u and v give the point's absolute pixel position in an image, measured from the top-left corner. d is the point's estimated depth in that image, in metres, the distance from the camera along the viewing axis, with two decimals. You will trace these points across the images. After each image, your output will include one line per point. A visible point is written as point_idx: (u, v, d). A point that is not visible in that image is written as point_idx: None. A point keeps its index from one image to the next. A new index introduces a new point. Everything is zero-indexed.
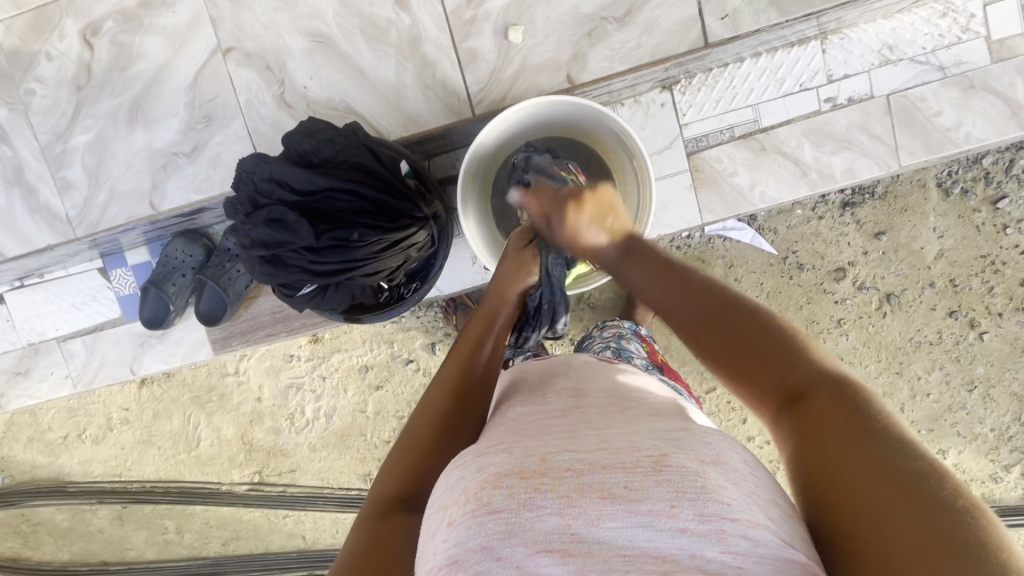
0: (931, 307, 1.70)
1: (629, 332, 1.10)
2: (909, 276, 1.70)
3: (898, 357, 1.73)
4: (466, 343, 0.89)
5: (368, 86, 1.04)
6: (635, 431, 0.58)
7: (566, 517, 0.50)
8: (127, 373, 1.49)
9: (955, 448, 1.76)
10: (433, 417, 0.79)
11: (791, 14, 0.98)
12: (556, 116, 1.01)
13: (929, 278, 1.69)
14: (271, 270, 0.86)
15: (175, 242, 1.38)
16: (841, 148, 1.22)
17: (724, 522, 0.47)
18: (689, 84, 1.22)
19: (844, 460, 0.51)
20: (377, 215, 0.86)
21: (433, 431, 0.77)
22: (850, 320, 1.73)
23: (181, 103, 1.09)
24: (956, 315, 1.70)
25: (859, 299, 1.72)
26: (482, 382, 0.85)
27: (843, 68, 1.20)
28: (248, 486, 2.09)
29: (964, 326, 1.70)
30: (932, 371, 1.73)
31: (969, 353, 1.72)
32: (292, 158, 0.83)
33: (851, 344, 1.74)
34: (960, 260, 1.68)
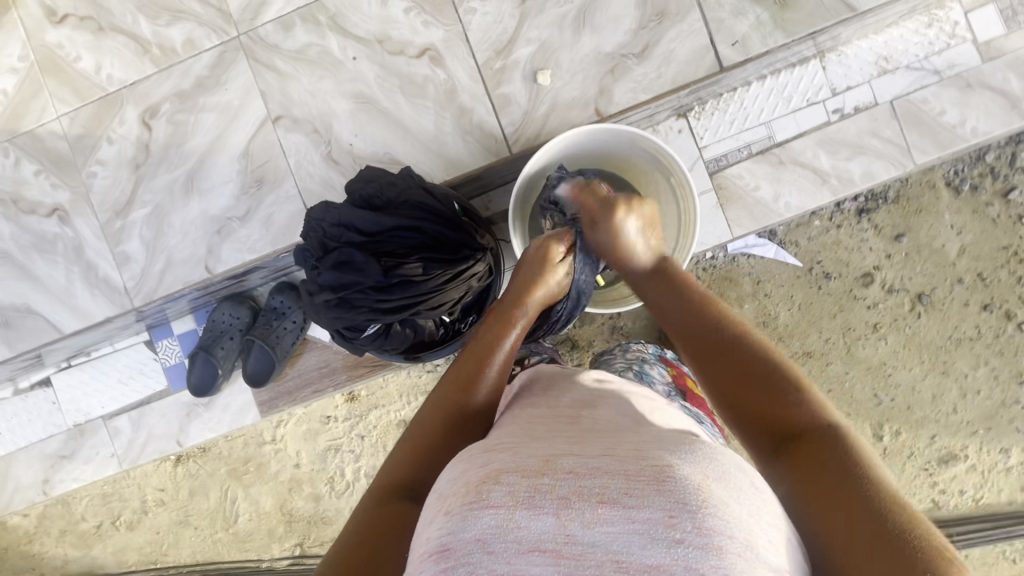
0: (964, 302, 1.71)
1: (652, 357, 1.06)
2: (936, 275, 1.72)
3: (941, 357, 1.73)
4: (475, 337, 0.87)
5: (410, 138, 1.12)
6: (645, 442, 0.58)
7: (562, 517, 0.49)
8: (174, 445, 1.48)
9: (1018, 444, 1.72)
10: (434, 419, 0.76)
11: (794, 34, 1.06)
12: (591, 144, 1.08)
13: (956, 274, 1.71)
14: (339, 314, 0.90)
15: (222, 306, 1.40)
16: (856, 153, 1.28)
17: (721, 538, 0.47)
18: (703, 109, 1.30)
19: (844, 506, 0.55)
20: (439, 249, 0.89)
21: (439, 423, 0.75)
22: (886, 324, 1.74)
23: (234, 171, 1.15)
24: (990, 308, 1.71)
25: (891, 302, 1.73)
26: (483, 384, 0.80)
27: (845, 81, 1.28)
28: (289, 560, 2.01)
29: (1001, 318, 1.71)
30: (978, 367, 1.72)
31: (1011, 346, 1.71)
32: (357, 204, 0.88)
33: (892, 348, 1.73)
34: (983, 253, 1.71)
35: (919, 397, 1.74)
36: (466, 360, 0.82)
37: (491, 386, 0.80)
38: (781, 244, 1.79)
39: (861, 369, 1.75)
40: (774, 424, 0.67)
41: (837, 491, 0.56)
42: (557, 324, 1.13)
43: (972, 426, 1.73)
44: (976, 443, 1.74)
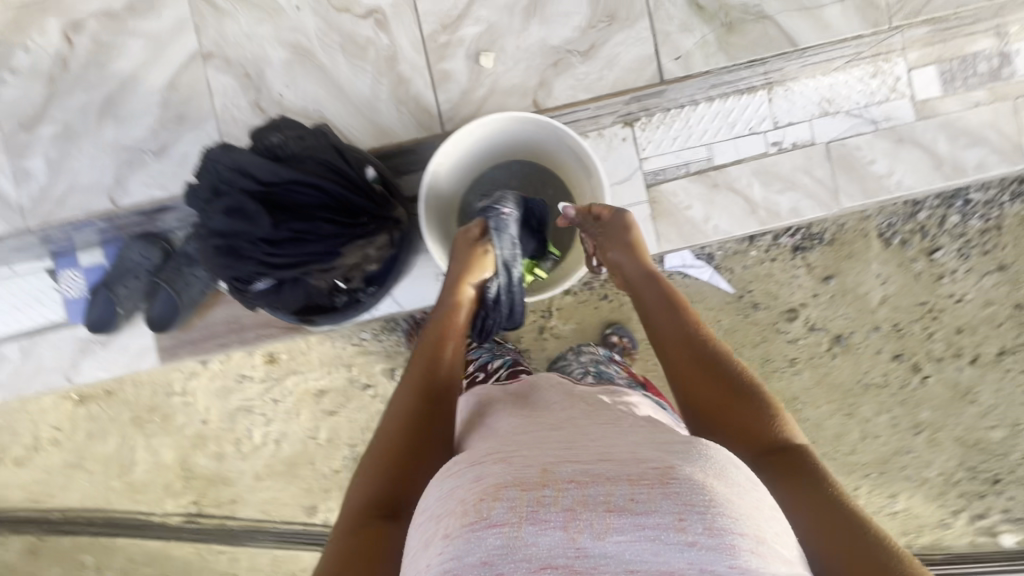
0: (877, 350, 1.78)
1: (605, 358, 1.15)
2: (856, 320, 1.78)
3: (848, 399, 1.80)
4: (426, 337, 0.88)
5: (343, 98, 1.09)
6: (635, 443, 0.60)
7: (570, 530, 0.50)
8: (63, 381, 1.41)
9: (905, 491, 1.81)
10: (400, 421, 0.77)
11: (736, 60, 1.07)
12: (520, 135, 1.08)
13: (874, 322, 1.78)
14: (226, 262, 0.87)
15: (133, 244, 1.33)
16: (786, 188, 1.31)
17: (731, 535, 0.50)
18: (649, 121, 1.31)
19: (834, 521, 0.61)
20: (338, 212, 0.87)
21: (405, 432, 0.76)
22: (803, 360, 1.79)
23: (154, 102, 1.10)
24: (900, 359, 1.78)
25: (810, 339, 1.79)
26: (447, 380, 0.83)
27: (787, 116, 1.31)
28: (183, 517, 1.95)
29: (908, 369, 1.78)
30: (880, 414, 1.79)
31: (913, 397, 1.78)
32: (259, 152, 0.85)
33: (804, 384, 1.80)
34: (901, 305, 1.78)
35: (822, 435, 1.81)
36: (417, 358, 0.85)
37: (451, 369, 0.84)
38: (717, 268, 1.82)
39: None
40: (749, 442, 0.73)
41: (807, 511, 0.63)
42: (501, 317, 1.09)
43: (865, 468, 1.81)
44: (866, 484, 1.82)
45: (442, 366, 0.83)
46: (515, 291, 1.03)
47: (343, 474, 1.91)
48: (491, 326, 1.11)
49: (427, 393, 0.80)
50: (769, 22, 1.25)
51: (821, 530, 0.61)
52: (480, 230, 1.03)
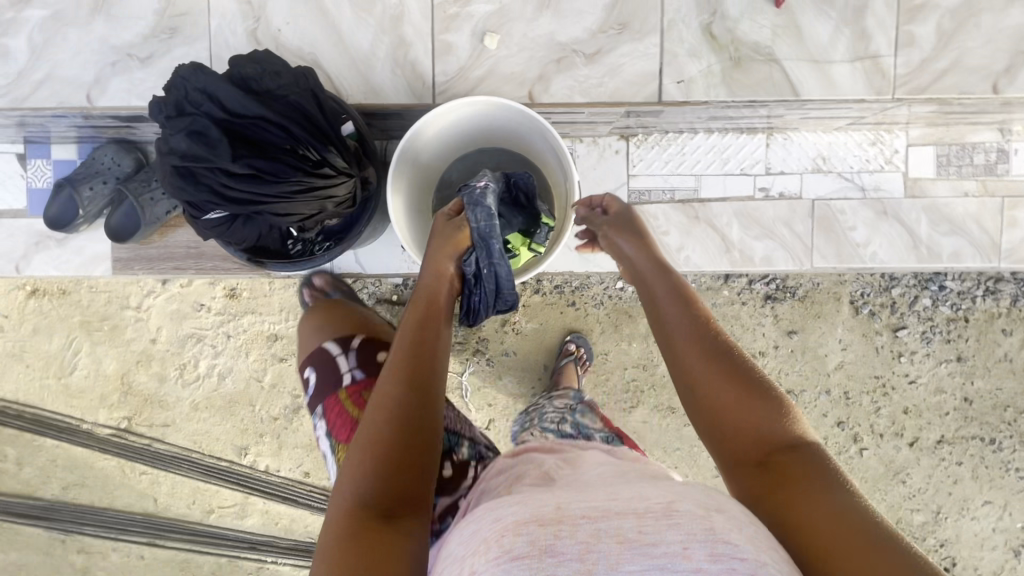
0: (822, 413, 1.81)
1: (581, 406, 1.14)
2: (809, 379, 1.81)
3: None
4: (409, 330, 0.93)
5: (340, 47, 1.06)
6: (641, 489, 0.66)
7: (586, 562, 0.56)
8: (10, 270, 1.39)
9: None
10: (389, 415, 0.83)
11: (736, 96, 1.06)
12: (508, 122, 1.08)
13: (827, 385, 1.80)
14: (181, 184, 0.86)
15: (106, 147, 1.32)
16: (763, 235, 1.32)
17: (733, 560, 0.55)
18: (645, 139, 1.31)
19: (820, 513, 0.69)
20: (303, 158, 0.86)
21: (393, 426, 0.82)
22: None
23: (149, 9, 1.07)
24: (842, 426, 1.81)
25: None
26: (433, 372, 0.90)
27: (781, 164, 1.31)
28: (112, 431, 1.94)
29: (848, 438, 1.80)
30: None
31: (847, 465, 1.81)
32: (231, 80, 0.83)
33: None
34: (856, 374, 1.80)
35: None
36: (399, 343, 0.92)
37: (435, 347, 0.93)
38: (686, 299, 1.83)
39: None
40: (761, 445, 0.81)
41: (803, 502, 0.71)
42: (489, 289, 1.13)
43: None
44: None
45: (425, 355, 0.91)
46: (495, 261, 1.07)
47: (279, 423, 1.90)
48: (480, 299, 1.15)
49: (415, 386, 0.87)
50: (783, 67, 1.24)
51: (804, 519, 0.70)
52: (456, 206, 1.07)
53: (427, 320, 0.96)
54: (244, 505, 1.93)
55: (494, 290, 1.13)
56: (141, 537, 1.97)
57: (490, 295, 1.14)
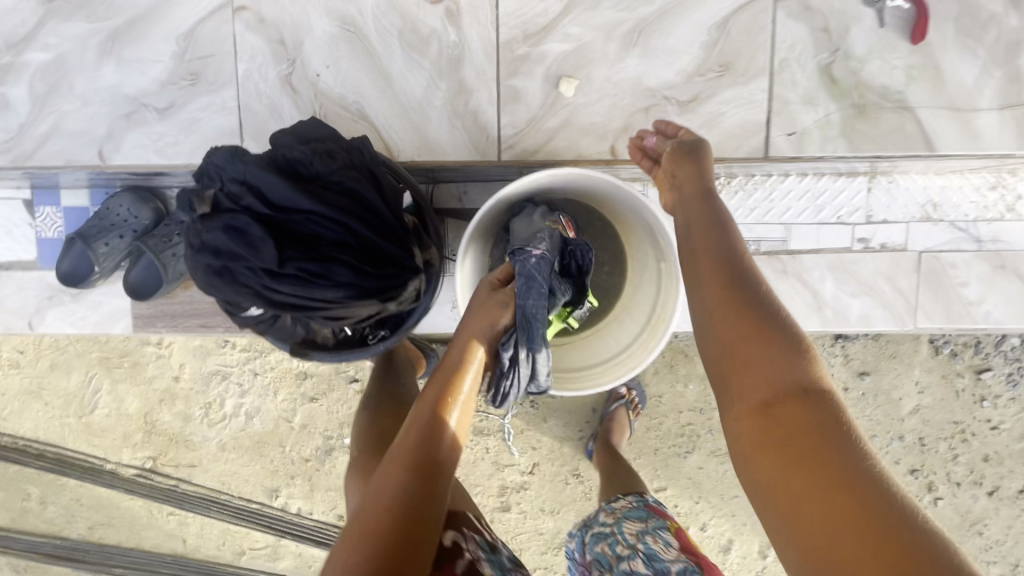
0: (887, 459, 1.64)
1: (645, 535, 1.02)
2: (881, 426, 1.67)
3: None
4: (426, 404, 0.81)
5: (390, 94, 1.02)
6: None
7: None
8: (23, 327, 1.27)
9: None
10: (389, 507, 0.72)
11: (858, 152, 1.06)
12: (596, 190, 0.93)
13: (899, 432, 1.66)
14: (215, 284, 0.72)
15: (121, 196, 1.16)
16: (862, 291, 1.16)
17: None
18: (727, 183, 1.13)
19: (824, 480, 0.59)
20: (362, 254, 0.72)
21: (392, 508, 0.72)
22: None
23: (168, 51, 1.02)
24: (908, 473, 1.65)
25: None
26: (444, 456, 0.78)
27: (884, 212, 1.14)
28: (136, 471, 1.84)
29: (922, 486, 1.67)
30: None
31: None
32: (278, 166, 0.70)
33: None
34: (933, 420, 1.65)
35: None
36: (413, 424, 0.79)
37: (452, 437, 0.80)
38: None
39: None
40: (770, 390, 0.67)
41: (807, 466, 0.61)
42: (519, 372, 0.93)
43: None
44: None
45: (441, 441, 0.78)
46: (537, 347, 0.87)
47: (311, 465, 1.80)
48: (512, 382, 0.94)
49: (421, 469, 0.75)
50: (904, 112, 1.06)
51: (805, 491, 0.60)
52: (504, 273, 0.91)
53: (448, 397, 0.81)
54: (276, 547, 1.85)
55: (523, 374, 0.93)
56: None
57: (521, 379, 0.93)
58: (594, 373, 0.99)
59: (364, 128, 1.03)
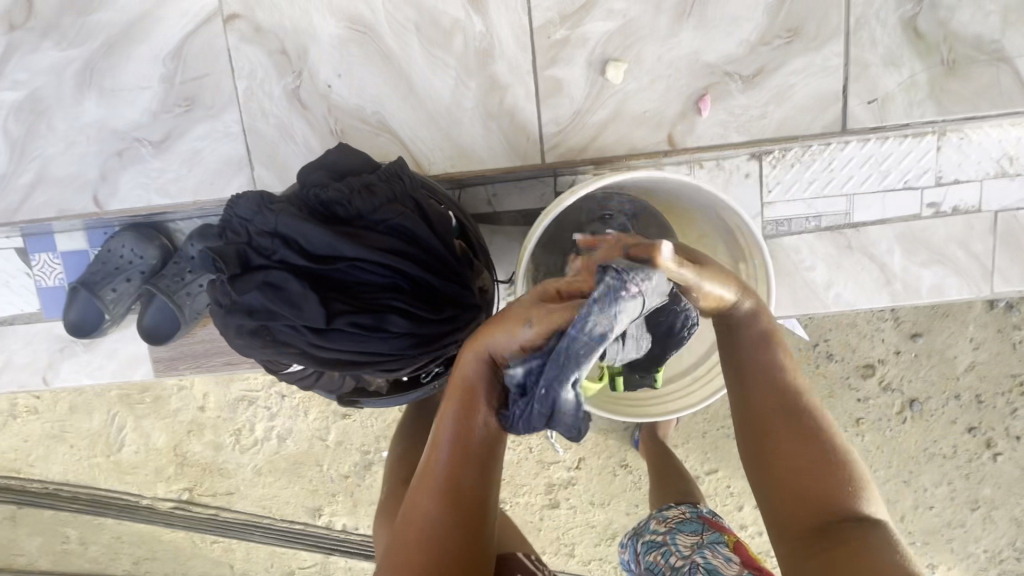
0: (952, 420, 1.43)
1: (701, 541, 0.93)
2: (937, 385, 1.42)
3: (908, 466, 1.47)
4: (446, 419, 0.62)
5: (412, 101, 0.97)
6: None
7: None
8: (38, 382, 1.18)
9: (946, 564, 1.52)
10: (422, 535, 0.59)
11: (949, 114, 1.01)
12: (669, 189, 0.85)
13: (956, 389, 1.42)
14: (251, 344, 0.63)
15: (121, 236, 1.05)
16: (933, 261, 1.08)
17: None
18: (783, 157, 1.04)
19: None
20: (417, 297, 0.63)
21: (430, 539, 0.59)
22: (869, 422, 1.45)
23: (155, 75, 0.98)
24: (974, 432, 1.44)
25: (881, 400, 1.43)
26: (481, 474, 0.62)
27: (955, 172, 1.04)
28: (173, 503, 1.78)
29: (980, 444, 1.44)
30: (939, 484, 1.47)
31: (978, 475, 1.46)
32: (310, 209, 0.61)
33: (864, 447, 1.46)
34: (989, 375, 1.41)
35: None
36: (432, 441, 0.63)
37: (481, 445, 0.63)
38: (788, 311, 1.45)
39: None
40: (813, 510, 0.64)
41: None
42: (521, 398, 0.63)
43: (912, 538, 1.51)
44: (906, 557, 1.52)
45: (474, 457, 0.62)
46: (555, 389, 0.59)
47: (351, 481, 1.71)
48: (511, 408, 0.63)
49: (456, 493, 0.61)
50: (1000, 63, 1.00)
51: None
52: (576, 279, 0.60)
53: (470, 403, 0.62)
54: (325, 563, 1.80)
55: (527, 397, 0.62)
56: None
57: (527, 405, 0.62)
58: (675, 395, 0.92)
59: (387, 140, 0.99)
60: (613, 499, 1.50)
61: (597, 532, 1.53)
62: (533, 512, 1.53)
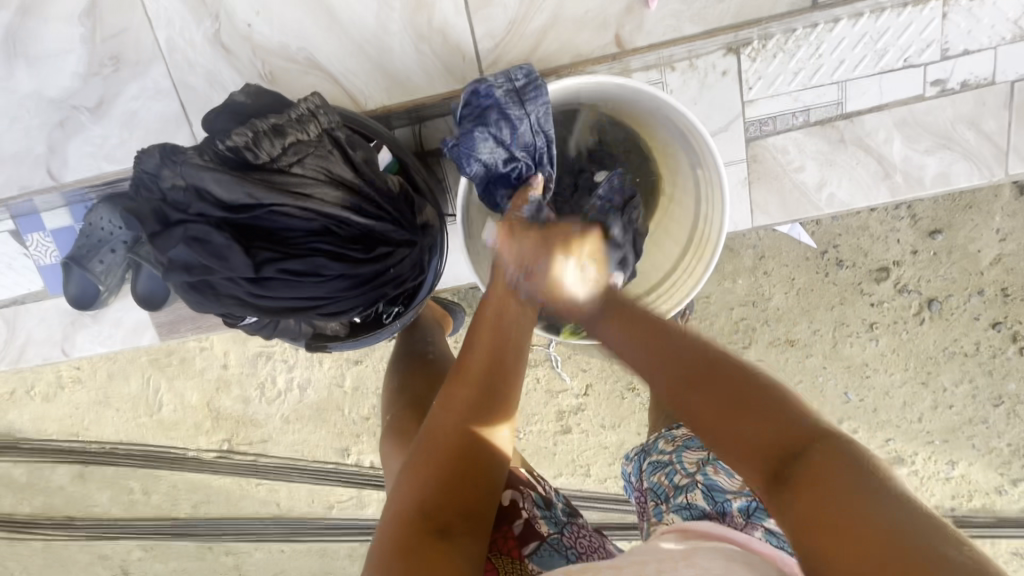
0: (973, 317, 1.31)
1: (714, 454, 0.87)
2: (958, 282, 1.29)
3: (927, 367, 1.36)
4: (485, 330, 0.71)
5: (336, 31, 0.94)
6: None
7: None
8: (58, 354, 1.24)
9: (966, 460, 1.42)
10: (458, 417, 0.66)
11: None
12: (615, 97, 0.83)
13: (979, 286, 1.29)
14: (197, 300, 0.68)
15: (99, 208, 1.04)
16: (939, 145, 0.98)
17: None
18: (762, 48, 0.94)
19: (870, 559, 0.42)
20: (341, 238, 0.68)
21: (461, 434, 0.65)
22: (884, 325, 1.34)
23: (77, 37, 0.97)
24: (999, 327, 1.32)
25: (896, 303, 1.32)
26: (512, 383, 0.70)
27: (963, 42, 0.93)
28: (217, 453, 1.80)
29: (1006, 339, 1.32)
30: (961, 384, 1.37)
31: (1002, 370, 1.35)
32: (228, 162, 0.65)
33: (880, 351, 1.36)
34: (1019, 267, 1.28)
35: (887, 404, 1.40)
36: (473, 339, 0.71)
37: (515, 348, 0.71)
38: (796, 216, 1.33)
39: (838, 367, 1.38)
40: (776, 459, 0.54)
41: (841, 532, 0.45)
42: (516, 108, 0.81)
43: (928, 436, 1.41)
44: (923, 455, 1.42)
45: (505, 363, 0.70)
46: (515, 115, 0.81)
47: (373, 421, 1.71)
48: (480, 86, 0.83)
49: (487, 392, 0.68)
50: None
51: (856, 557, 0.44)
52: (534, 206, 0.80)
53: (506, 315, 0.72)
54: (361, 496, 1.78)
55: (530, 96, 0.81)
56: (275, 540, 1.86)
57: (504, 89, 0.82)
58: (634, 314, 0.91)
59: (318, 78, 0.96)
60: (623, 421, 1.50)
61: (609, 453, 1.53)
62: (547, 439, 1.54)
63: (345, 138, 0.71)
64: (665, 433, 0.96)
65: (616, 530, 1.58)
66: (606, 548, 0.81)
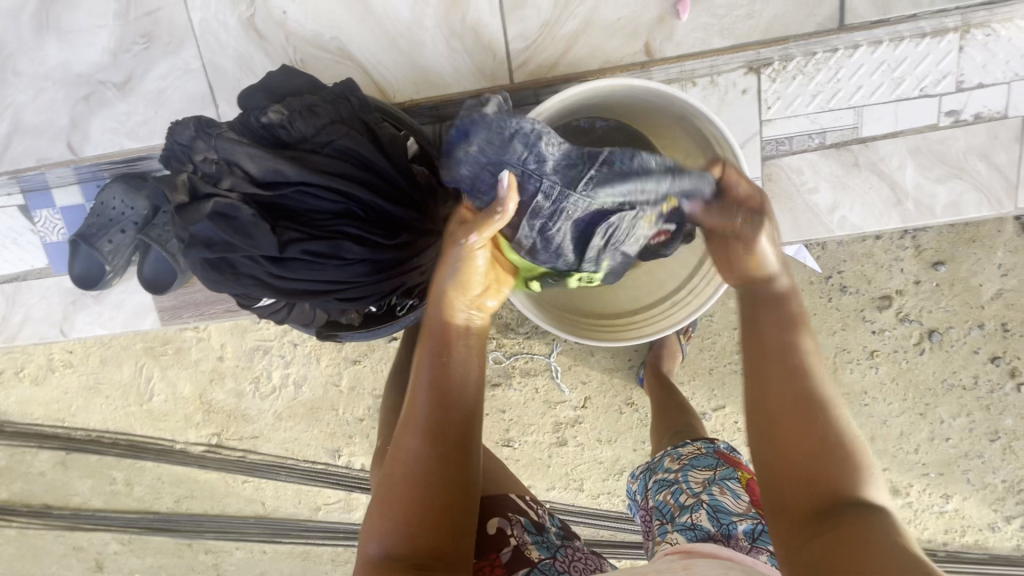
0: (973, 350, 1.32)
1: (722, 474, 0.86)
2: (959, 314, 1.30)
3: (925, 399, 1.36)
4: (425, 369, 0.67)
5: (369, 22, 0.95)
6: None
7: None
8: (55, 334, 1.22)
9: (960, 495, 1.41)
10: (405, 464, 0.63)
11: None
12: (644, 103, 0.85)
13: (980, 319, 1.30)
14: (215, 278, 0.67)
15: (112, 188, 1.03)
16: (949, 176, 1.00)
17: None
18: (783, 69, 0.96)
19: None
20: (368, 223, 0.70)
21: (408, 478, 0.63)
22: (884, 353, 1.34)
23: (112, 13, 0.98)
24: (998, 362, 1.32)
25: (898, 332, 1.32)
26: (455, 415, 0.65)
27: (978, 75, 0.95)
28: (205, 447, 1.76)
29: (1004, 374, 1.33)
30: (958, 417, 1.37)
31: (1000, 406, 1.35)
32: (261, 138, 0.67)
33: (879, 379, 1.36)
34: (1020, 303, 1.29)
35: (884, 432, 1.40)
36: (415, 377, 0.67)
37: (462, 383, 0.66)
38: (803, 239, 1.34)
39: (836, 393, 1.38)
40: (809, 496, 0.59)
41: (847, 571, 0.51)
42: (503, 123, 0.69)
43: (923, 468, 1.40)
44: (917, 486, 1.42)
45: (446, 398, 0.65)
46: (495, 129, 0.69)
47: (367, 423, 1.69)
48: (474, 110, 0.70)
49: (429, 433, 0.64)
50: None
51: None
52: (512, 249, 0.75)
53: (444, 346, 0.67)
54: (349, 500, 1.75)
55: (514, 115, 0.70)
56: (256, 540, 1.82)
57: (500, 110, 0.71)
58: (652, 319, 0.93)
59: (346, 68, 0.98)
60: (621, 436, 1.49)
61: (604, 467, 1.51)
62: (542, 450, 1.52)
63: (375, 124, 0.73)
64: (670, 451, 0.96)
65: (606, 548, 1.55)
66: (602, 569, 0.80)
